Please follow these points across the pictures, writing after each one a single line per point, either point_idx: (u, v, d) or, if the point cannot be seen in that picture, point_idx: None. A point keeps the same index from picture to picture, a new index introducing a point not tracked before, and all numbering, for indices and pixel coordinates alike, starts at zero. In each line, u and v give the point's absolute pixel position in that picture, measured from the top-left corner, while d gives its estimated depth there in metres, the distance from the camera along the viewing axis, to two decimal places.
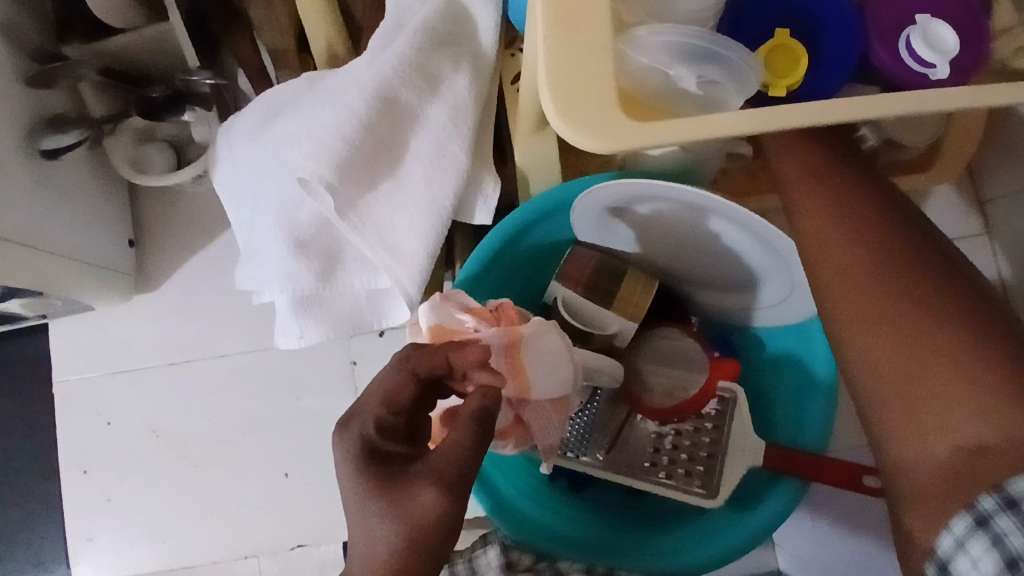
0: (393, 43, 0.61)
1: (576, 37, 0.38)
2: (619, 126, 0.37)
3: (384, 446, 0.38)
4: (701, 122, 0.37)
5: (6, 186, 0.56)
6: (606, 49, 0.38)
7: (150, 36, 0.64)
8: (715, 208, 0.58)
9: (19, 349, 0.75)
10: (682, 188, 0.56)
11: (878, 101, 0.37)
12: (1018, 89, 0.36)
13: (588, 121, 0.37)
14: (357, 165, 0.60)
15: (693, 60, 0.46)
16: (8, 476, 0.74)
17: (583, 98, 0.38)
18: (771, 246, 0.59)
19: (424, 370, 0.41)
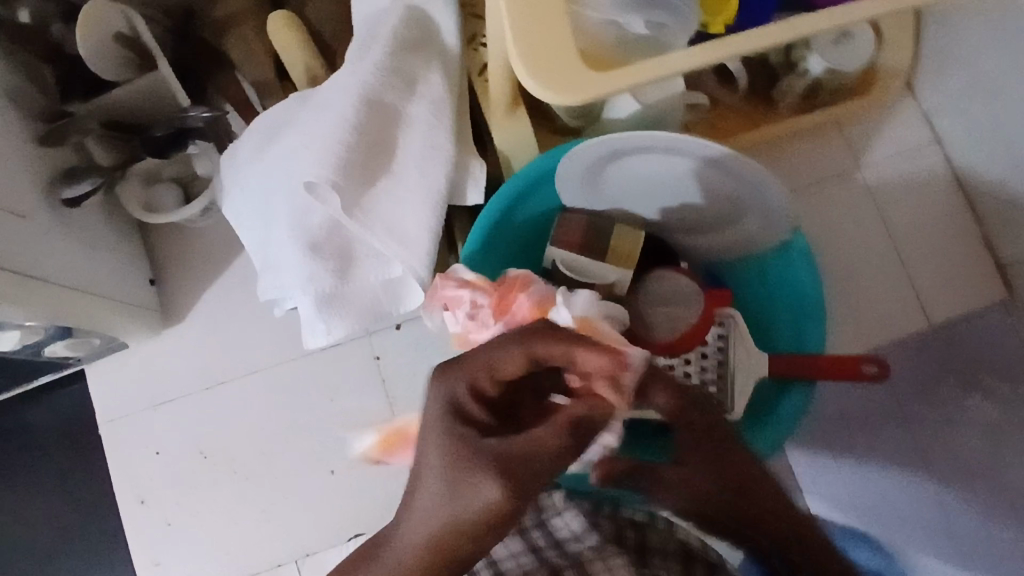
0: (370, 53, 0.67)
1: (535, 15, 0.46)
2: (583, 82, 0.46)
3: (469, 408, 0.40)
4: (648, 69, 0.46)
5: (37, 235, 0.62)
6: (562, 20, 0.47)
7: (147, 85, 0.70)
8: (686, 148, 0.64)
9: (63, 398, 0.80)
10: (651, 135, 0.62)
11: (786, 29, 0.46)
12: None
13: (558, 82, 0.46)
14: (357, 165, 0.65)
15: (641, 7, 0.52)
16: (73, 515, 0.79)
17: (550, 63, 0.46)
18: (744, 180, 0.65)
19: (544, 353, 0.42)
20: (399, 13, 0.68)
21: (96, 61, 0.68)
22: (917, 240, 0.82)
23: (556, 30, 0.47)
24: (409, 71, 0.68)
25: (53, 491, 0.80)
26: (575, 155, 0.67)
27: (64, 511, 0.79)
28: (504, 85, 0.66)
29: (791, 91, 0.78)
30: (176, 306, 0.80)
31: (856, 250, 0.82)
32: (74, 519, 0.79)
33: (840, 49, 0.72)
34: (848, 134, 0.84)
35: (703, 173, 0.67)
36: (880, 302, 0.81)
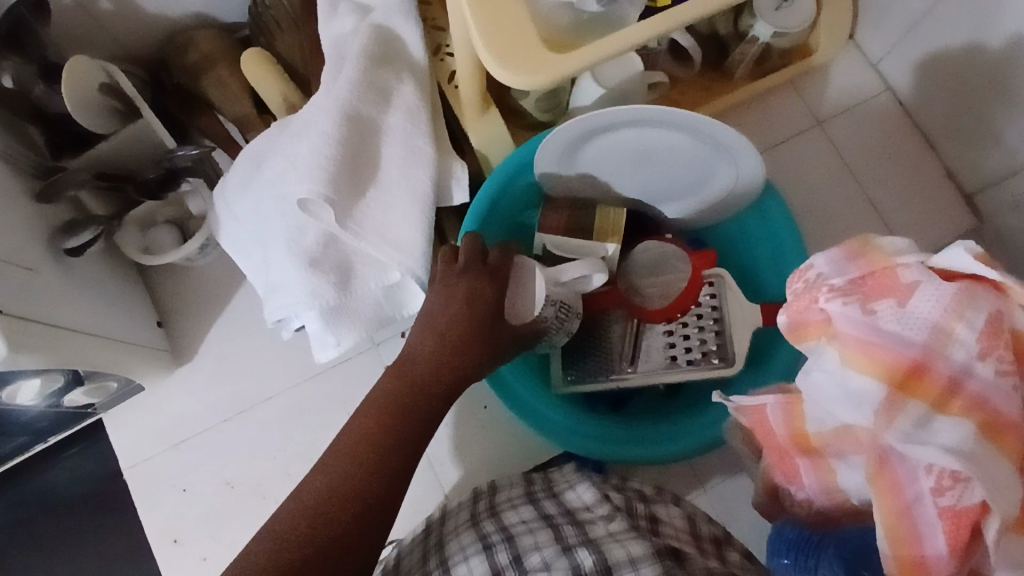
0: (343, 72, 0.70)
1: (494, 11, 0.53)
2: (544, 65, 0.53)
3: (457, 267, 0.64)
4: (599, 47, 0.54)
5: (45, 284, 0.64)
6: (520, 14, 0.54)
7: (133, 132, 0.73)
8: (646, 116, 0.66)
9: (85, 449, 0.82)
10: (611, 111, 0.65)
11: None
12: None
13: (522, 69, 0.53)
14: (345, 177, 0.67)
15: None
16: (109, 564, 0.80)
17: (515, 51, 0.53)
18: (716, 141, 0.67)
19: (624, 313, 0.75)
20: (364, 31, 0.72)
21: (83, 114, 0.71)
22: (885, 182, 0.85)
23: (515, 22, 0.53)
24: (381, 84, 0.72)
25: (88, 543, 0.81)
26: (547, 142, 0.70)
27: (100, 561, 0.80)
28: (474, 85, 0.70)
29: (743, 58, 0.82)
30: (183, 345, 0.82)
31: (828, 199, 0.86)
32: (111, 567, 0.80)
33: (783, 11, 0.76)
34: (803, 92, 0.88)
35: (671, 139, 0.70)
36: None
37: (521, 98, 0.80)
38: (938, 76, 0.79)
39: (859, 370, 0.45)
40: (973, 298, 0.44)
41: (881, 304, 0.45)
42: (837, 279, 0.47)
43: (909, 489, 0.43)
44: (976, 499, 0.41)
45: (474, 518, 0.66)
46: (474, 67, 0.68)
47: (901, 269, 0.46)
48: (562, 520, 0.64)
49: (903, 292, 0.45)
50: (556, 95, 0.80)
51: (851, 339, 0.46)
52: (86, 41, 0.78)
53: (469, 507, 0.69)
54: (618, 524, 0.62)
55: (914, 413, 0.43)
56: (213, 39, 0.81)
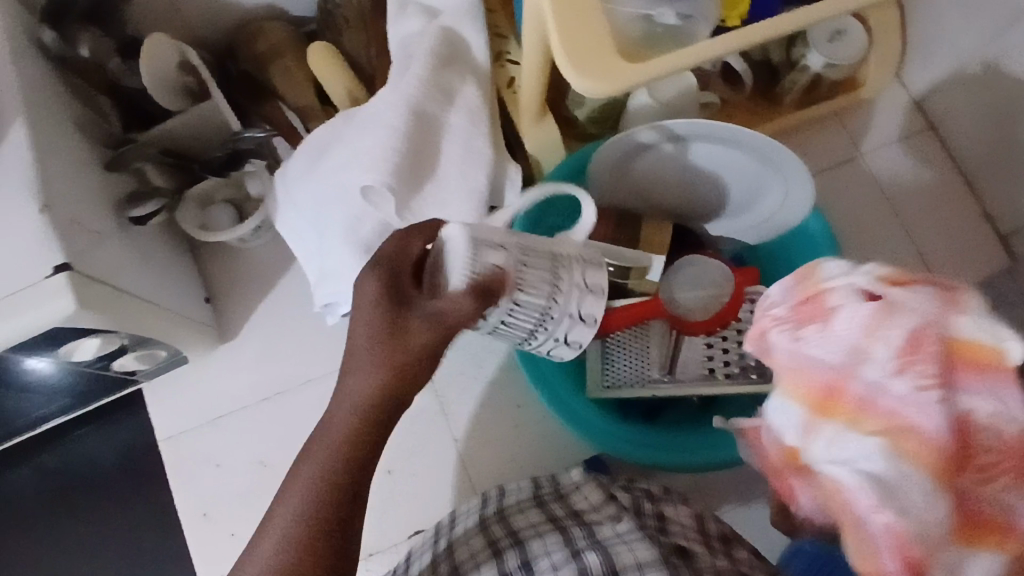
0: (411, 69, 0.73)
1: (575, 20, 0.55)
2: (622, 74, 0.55)
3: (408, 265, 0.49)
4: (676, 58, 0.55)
5: (110, 249, 0.66)
6: (600, 25, 0.55)
7: (202, 112, 0.76)
8: (697, 132, 0.70)
9: (124, 417, 0.84)
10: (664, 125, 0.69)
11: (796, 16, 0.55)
12: None
13: (599, 76, 0.55)
14: (407, 170, 0.70)
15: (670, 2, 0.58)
16: (139, 532, 0.81)
17: (594, 61, 0.55)
18: (764, 155, 0.70)
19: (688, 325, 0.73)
20: (432, 32, 0.75)
21: (157, 92, 0.74)
22: (925, 215, 0.87)
23: (596, 32, 0.55)
24: (446, 84, 0.74)
25: (116, 510, 0.82)
26: (601, 151, 0.73)
27: (129, 529, 0.81)
28: (536, 91, 0.72)
29: (793, 86, 0.84)
30: (228, 324, 0.84)
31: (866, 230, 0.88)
32: (140, 537, 0.81)
33: (835, 45, 0.79)
34: (848, 124, 0.90)
35: (722, 156, 0.73)
36: None
37: (576, 109, 0.83)
38: (984, 114, 0.81)
39: (804, 402, 0.41)
40: (893, 315, 0.39)
41: (814, 325, 0.42)
42: (781, 299, 0.45)
43: (854, 508, 0.38)
44: (890, 519, 0.36)
45: (483, 521, 0.69)
46: (541, 80, 0.70)
47: (829, 282, 0.43)
48: (569, 522, 0.65)
49: (825, 315, 0.42)
50: (610, 108, 0.83)
51: (786, 361, 0.43)
52: (162, 24, 0.81)
53: (477, 511, 0.71)
54: (627, 525, 0.62)
55: (828, 436, 0.40)
56: (282, 31, 0.84)
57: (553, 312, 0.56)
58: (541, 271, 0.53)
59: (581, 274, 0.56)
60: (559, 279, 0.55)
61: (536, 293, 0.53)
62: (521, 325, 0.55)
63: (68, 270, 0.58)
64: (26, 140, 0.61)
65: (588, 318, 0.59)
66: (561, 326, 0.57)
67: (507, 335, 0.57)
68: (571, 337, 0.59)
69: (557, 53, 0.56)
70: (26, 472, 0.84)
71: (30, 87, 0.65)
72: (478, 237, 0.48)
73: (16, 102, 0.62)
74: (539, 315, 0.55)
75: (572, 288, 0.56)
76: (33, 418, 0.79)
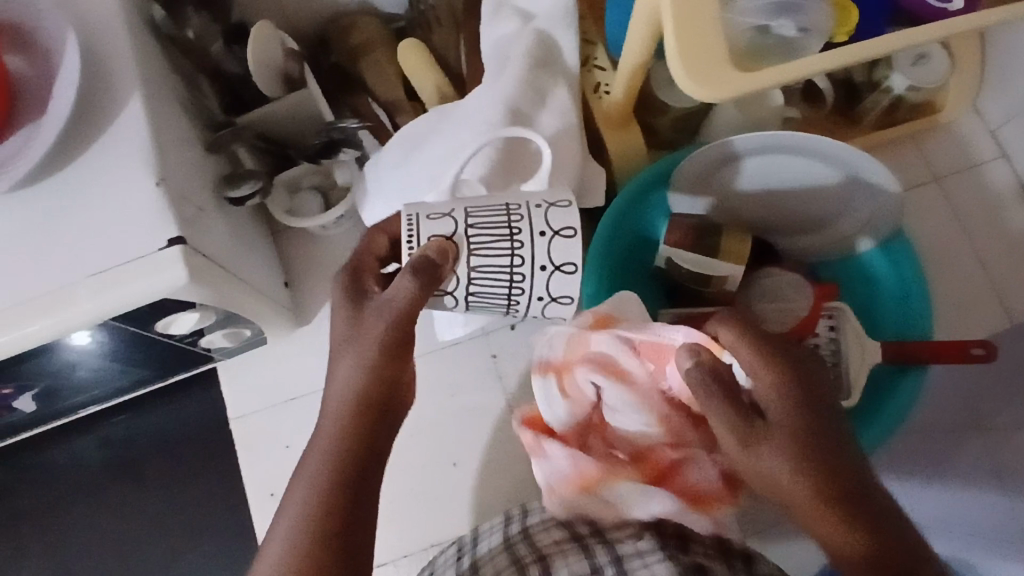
0: (507, 70, 0.75)
1: (690, 22, 0.54)
2: (733, 81, 0.54)
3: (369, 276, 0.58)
4: (785, 69, 0.54)
5: (212, 227, 0.68)
6: (714, 29, 0.55)
7: (299, 100, 0.78)
8: (807, 146, 0.73)
9: (201, 392, 0.87)
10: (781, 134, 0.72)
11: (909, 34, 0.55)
12: (1004, 11, 0.54)
13: (711, 81, 0.54)
14: (502, 166, 0.71)
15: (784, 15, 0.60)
16: (209, 505, 0.85)
17: (706, 64, 0.54)
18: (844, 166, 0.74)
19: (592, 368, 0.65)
20: (528, 34, 0.76)
21: (260, 77, 0.76)
22: (999, 243, 0.87)
23: (710, 37, 0.54)
24: (540, 85, 0.75)
25: (189, 482, 0.86)
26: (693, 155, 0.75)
27: (202, 501, 0.85)
28: (627, 98, 0.74)
29: (874, 107, 0.85)
30: (303, 309, 0.86)
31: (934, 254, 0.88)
32: (208, 507, 0.85)
33: (918, 69, 0.80)
34: (922, 148, 0.90)
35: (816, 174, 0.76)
36: (963, 303, 0.86)
37: (657, 116, 0.84)
38: None
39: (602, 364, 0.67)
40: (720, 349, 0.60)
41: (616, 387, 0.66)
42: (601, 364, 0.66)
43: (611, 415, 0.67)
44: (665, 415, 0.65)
45: (507, 540, 0.65)
46: (637, 80, 0.72)
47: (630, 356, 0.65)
48: (591, 539, 0.63)
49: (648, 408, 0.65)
50: (689, 118, 0.84)
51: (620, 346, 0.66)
52: (260, 12, 0.83)
53: (500, 528, 0.68)
54: (648, 542, 0.61)
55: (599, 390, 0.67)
56: (374, 26, 0.86)
57: (519, 275, 0.56)
58: (440, 228, 0.55)
59: (539, 219, 0.55)
60: (511, 226, 0.55)
61: (494, 253, 0.55)
62: (495, 286, 0.56)
63: (182, 243, 0.59)
64: (141, 112, 0.62)
65: (567, 267, 0.56)
66: (541, 280, 0.56)
67: (494, 302, 0.58)
68: (555, 290, 0.57)
69: (667, 55, 0.55)
70: (103, 437, 0.88)
71: (143, 58, 0.65)
72: (433, 215, 0.55)
73: (132, 69, 0.63)
74: (507, 275, 0.56)
75: (530, 239, 0.55)
76: (110, 389, 0.82)
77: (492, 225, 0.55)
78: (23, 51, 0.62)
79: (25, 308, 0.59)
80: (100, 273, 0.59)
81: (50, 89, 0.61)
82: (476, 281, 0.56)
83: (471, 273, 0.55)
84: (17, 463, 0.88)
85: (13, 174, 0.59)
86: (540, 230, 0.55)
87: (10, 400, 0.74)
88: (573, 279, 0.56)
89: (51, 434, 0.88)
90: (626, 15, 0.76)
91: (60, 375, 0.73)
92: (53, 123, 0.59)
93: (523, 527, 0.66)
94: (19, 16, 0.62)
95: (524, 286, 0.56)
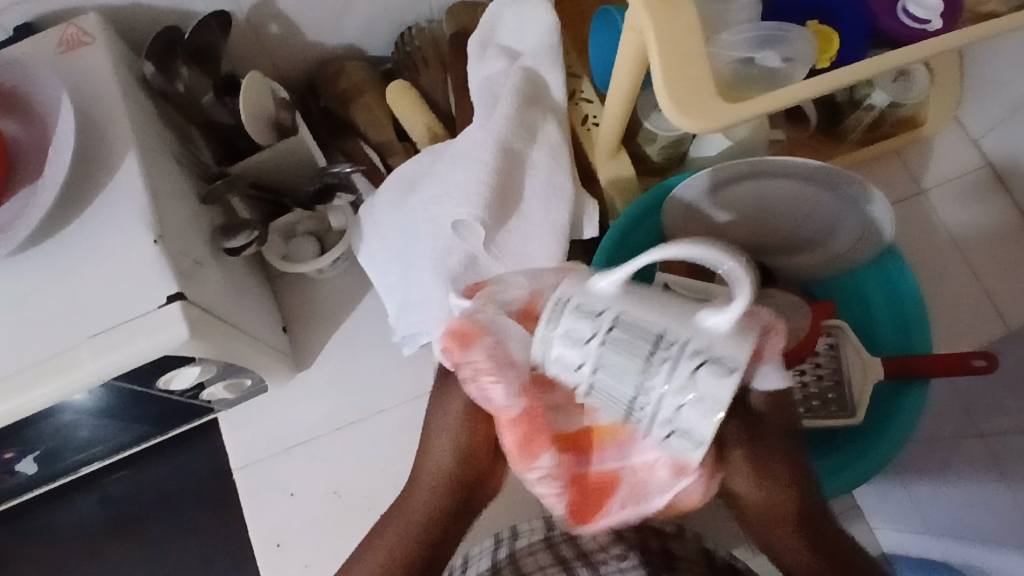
0: (498, 109, 0.75)
1: (675, 58, 0.55)
2: (719, 117, 0.54)
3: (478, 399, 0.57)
4: (769, 101, 0.55)
5: (209, 277, 0.67)
6: (699, 64, 0.55)
7: (291, 147, 0.79)
8: (781, 168, 0.72)
9: (200, 442, 0.87)
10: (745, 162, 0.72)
11: (885, 59, 0.56)
12: (972, 32, 0.54)
13: (697, 117, 0.54)
14: (497, 205, 0.72)
15: (772, 46, 0.61)
16: (216, 558, 0.84)
17: (692, 100, 0.55)
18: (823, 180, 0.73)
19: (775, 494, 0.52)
20: (514, 73, 0.77)
21: (253, 126, 0.77)
22: (983, 250, 0.88)
23: (697, 75, 0.55)
24: (530, 121, 0.75)
25: (193, 537, 0.84)
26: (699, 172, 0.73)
27: (206, 555, 0.84)
28: (618, 131, 0.75)
29: (856, 126, 0.86)
30: (302, 355, 0.86)
31: (931, 266, 0.89)
32: (214, 561, 0.83)
33: (899, 85, 0.81)
34: (906, 162, 0.92)
35: (787, 186, 0.74)
36: (964, 315, 0.86)
37: (647, 145, 0.85)
38: None
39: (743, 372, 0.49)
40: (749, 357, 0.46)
41: (477, 355, 0.51)
42: (479, 361, 0.51)
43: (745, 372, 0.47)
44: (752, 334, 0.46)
45: (494, 564, 0.68)
46: (625, 116, 0.72)
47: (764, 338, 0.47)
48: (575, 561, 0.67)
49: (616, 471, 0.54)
50: (678, 146, 0.84)
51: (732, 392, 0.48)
52: (249, 63, 0.84)
53: (487, 552, 0.71)
54: (632, 562, 0.65)
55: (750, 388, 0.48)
56: (362, 70, 0.88)
57: (656, 387, 0.44)
58: (723, 381, 0.43)
59: (681, 372, 0.44)
60: (648, 363, 0.44)
61: (665, 372, 0.44)
62: (663, 427, 0.46)
63: (182, 299, 0.59)
64: (137, 168, 0.63)
65: (715, 368, 0.43)
66: (661, 414, 0.45)
67: (683, 446, 0.46)
68: (705, 393, 0.43)
69: (655, 92, 0.56)
70: (105, 494, 0.87)
71: (137, 116, 0.66)
72: (567, 328, 0.47)
73: (128, 127, 0.64)
74: (630, 399, 0.46)
75: (677, 364, 0.44)
76: (111, 447, 0.81)
77: (727, 358, 0.43)
78: (19, 116, 0.62)
79: (29, 371, 0.58)
80: (102, 331, 0.59)
81: (46, 151, 0.61)
82: (666, 371, 0.44)
83: (662, 396, 0.45)
84: (16, 527, 0.87)
85: (12, 240, 0.59)
86: (686, 378, 0.44)
87: (11, 464, 0.73)
88: (723, 384, 0.43)
89: (51, 496, 0.87)
90: (609, 50, 0.78)
91: (61, 436, 0.72)
92: (50, 186, 0.59)
93: (512, 549, 0.70)
94: (12, 80, 0.63)
95: (650, 399, 0.45)
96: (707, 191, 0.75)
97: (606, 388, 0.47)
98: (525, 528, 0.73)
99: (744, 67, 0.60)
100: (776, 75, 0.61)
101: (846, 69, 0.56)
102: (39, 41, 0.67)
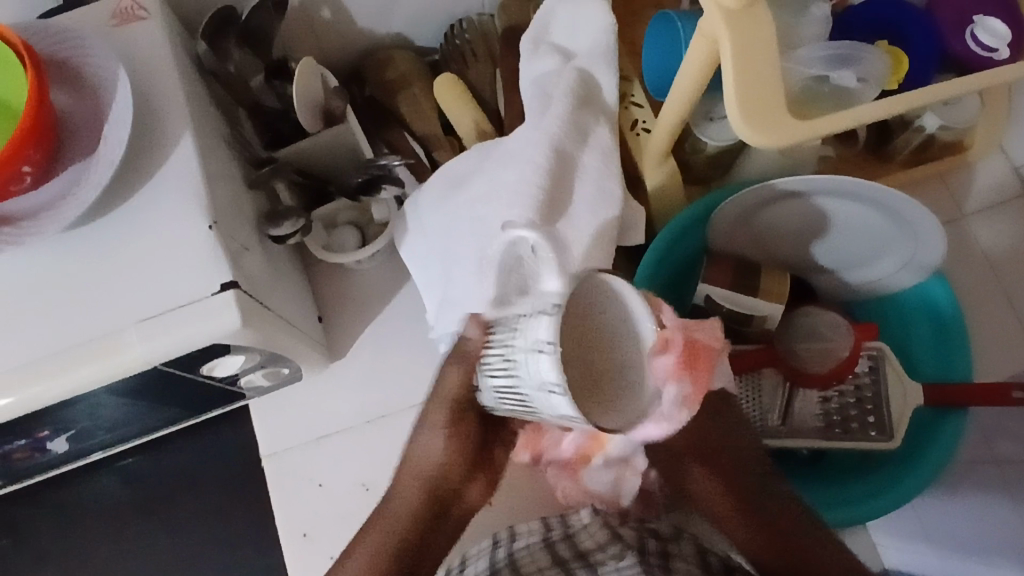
0: (552, 109, 0.74)
1: (751, 71, 0.54)
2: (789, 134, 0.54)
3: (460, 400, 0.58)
4: (841, 119, 0.55)
5: (255, 265, 0.66)
6: (773, 78, 0.54)
7: (337, 135, 0.78)
8: (841, 192, 0.71)
9: (228, 427, 0.86)
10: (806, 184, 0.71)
11: (959, 84, 0.55)
12: None
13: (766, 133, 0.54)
14: (548, 208, 0.71)
15: (845, 64, 0.60)
16: (240, 544, 0.83)
17: (764, 116, 0.54)
18: (885, 208, 0.72)
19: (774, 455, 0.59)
20: (568, 73, 0.76)
21: (302, 112, 0.76)
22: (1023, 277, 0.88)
23: (770, 89, 0.54)
24: (582, 123, 0.74)
25: (218, 522, 0.84)
26: (750, 188, 0.72)
27: (231, 541, 0.84)
28: (671, 139, 0.74)
29: (905, 146, 0.85)
30: (337, 346, 0.85)
31: (970, 291, 0.89)
32: (239, 547, 0.83)
33: (950, 108, 0.80)
34: (950, 185, 0.91)
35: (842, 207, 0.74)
36: (1000, 343, 0.86)
37: (694, 154, 0.84)
38: None
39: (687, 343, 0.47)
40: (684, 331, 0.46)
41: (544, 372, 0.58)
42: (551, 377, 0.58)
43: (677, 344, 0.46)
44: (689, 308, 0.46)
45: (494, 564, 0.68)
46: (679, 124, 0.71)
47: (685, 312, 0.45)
48: (573, 563, 0.66)
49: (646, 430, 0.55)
50: (725, 155, 0.83)
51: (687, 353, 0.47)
52: (297, 47, 0.83)
53: (488, 552, 0.71)
54: (629, 562, 0.62)
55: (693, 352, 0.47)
56: (410, 60, 0.86)
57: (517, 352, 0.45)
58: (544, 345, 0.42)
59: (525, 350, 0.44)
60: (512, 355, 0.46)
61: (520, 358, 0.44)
62: (549, 412, 0.44)
63: (235, 287, 0.58)
64: (191, 149, 0.62)
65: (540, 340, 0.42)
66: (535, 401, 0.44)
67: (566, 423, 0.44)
68: (539, 370, 0.42)
69: (726, 105, 0.55)
70: (128, 473, 0.86)
71: (191, 96, 0.65)
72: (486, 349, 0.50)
73: (181, 108, 0.63)
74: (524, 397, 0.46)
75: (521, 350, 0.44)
76: (140, 428, 0.80)
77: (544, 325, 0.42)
78: (74, 91, 0.61)
79: (76, 353, 0.58)
80: (153, 316, 0.58)
81: (101, 128, 0.60)
82: (519, 333, 0.45)
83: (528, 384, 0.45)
84: (38, 503, 0.86)
85: (65, 218, 0.58)
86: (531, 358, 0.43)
87: (42, 442, 0.72)
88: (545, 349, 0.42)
89: (73, 473, 0.87)
90: (665, 55, 0.77)
91: (94, 417, 0.71)
92: (104, 165, 0.58)
93: (509, 550, 0.70)
94: (66, 53, 0.62)
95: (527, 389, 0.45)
96: (758, 206, 0.75)
97: (509, 391, 0.48)
98: (522, 528, 0.73)
99: (815, 83, 0.60)
100: (846, 93, 0.60)
101: (920, 92, 0.55)
102: (93, 13, 0.65)
